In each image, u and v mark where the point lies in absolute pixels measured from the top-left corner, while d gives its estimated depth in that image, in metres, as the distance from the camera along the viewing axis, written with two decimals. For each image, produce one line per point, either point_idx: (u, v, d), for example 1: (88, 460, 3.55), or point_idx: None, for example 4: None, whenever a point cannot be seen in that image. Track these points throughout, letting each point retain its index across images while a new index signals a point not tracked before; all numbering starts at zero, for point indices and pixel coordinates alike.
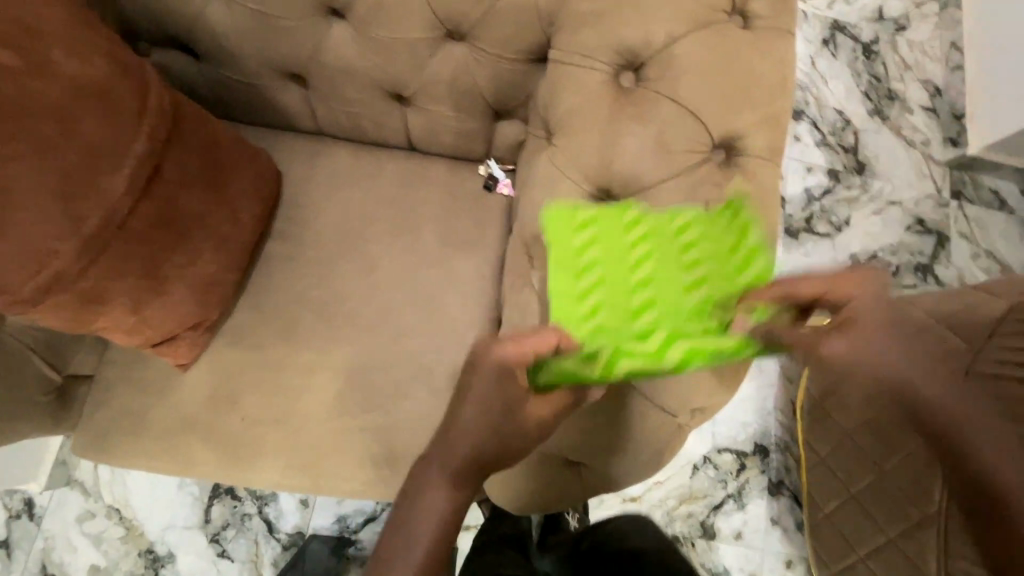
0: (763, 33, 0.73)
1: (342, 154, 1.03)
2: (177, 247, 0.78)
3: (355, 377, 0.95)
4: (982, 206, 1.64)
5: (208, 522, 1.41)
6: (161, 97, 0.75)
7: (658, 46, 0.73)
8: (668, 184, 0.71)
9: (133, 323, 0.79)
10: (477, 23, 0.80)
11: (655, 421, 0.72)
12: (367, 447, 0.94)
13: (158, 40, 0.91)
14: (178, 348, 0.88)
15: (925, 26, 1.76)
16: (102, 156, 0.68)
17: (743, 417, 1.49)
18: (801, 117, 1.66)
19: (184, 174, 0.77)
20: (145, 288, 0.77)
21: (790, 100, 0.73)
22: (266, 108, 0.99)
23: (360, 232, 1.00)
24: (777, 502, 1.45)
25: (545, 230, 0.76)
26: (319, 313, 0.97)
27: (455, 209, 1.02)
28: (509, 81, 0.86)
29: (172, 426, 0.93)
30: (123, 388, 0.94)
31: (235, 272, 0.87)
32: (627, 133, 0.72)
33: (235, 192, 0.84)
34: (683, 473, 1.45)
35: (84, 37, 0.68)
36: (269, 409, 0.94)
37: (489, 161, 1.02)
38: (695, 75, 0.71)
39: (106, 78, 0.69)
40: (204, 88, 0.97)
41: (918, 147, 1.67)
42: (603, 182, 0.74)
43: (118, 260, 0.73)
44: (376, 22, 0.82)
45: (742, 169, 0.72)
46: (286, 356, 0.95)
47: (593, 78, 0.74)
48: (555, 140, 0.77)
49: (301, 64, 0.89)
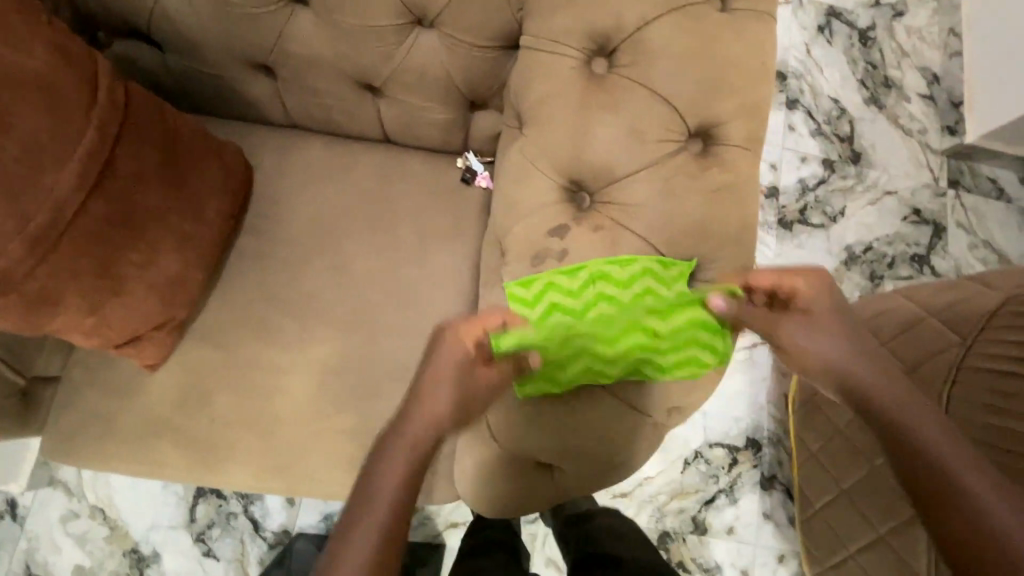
0: (742, 15, 0.70)
1: (316, 146, 1.00)
2: (135, 245, 0.76)
3: (328, 376, 0.92)
4: (981, 195, 1.61)
5: (193, 522, 1.38)
6: (111, 90, 0.72)
7: (631, 29, 0.70)
8: (639, 177, 0.69)
9: (91, 324, 0.77)
10: (444, 9, 0.77)
11: (629, 421, 0.71)
12: (343, 447, 0.91)
13: (118, 31, 0.88)
14: (144, 348, 0.85)
15: (923, 11, 1.72)
16: (44, 152, 0.66)
17: (735, 412, 1.46)
18: (795, 106, 1.62)
19: (139, 169, 0.74)
20: (99, 288, 0.75)
21: (769, 87, 0.70)
22: (234, 99, 0.96)
23: (334, 227, 0.97)
24: (769, 496, 1.43)
25: (517, 225, 0.74)
26: (292, 311, 0.94)
27: (432, 203, 0.99)
28: (481, 69, 0.83)
29: (142, 429, 0.90)
30: (92, 389, 0.91)
31: (204, 271, 0.85)
32: (598, 123, 0.70)
33: (196, 188, 0.81)
34: (674, 469, 1.43)
35: (24, 28, 0.65)
36: (240, 410, 0.91)
37: (467, 152, 0.99)
38: (670, 62, 0.68)
39: (47, 70, 0.66)
40: (170, 81, 0.94)
41: (915, 136, 1.64)
42: (575, 174, 0.71)
43: (68, 259, 0.70)
44: (340, 9, 0.79)
45: (719, 159, 0.69)
46: (258, 355, 0.93)
47: (564, 65, 0.71)
48: (526, 130, 0.74)
49: (267, 54, 0.86)
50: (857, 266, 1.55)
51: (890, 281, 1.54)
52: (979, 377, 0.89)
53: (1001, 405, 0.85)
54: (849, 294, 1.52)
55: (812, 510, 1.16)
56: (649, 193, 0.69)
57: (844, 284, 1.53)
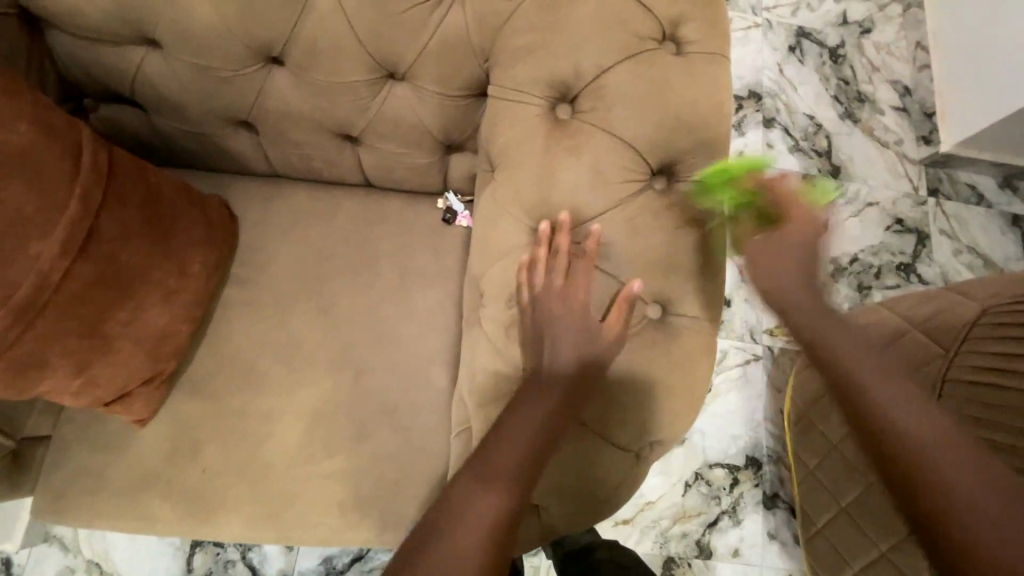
0: (695, 58, 0.73)
1: (298, 193, 1.02)
2: (122, 303, 0.78)
3: (317, 421, 0.93)
4: (960, 201, 1.64)
5: (190, 572, 1.36)
6: (95, 157, 0.75)
7: (589, 78, 0.73)
8: (605, 218, 0.71)
9: (78, 384, 0.78)
10: (413, 63, 0.80)
11: (609, 457, 0.73)
12: (333, 492, 0.91)
13: (104, 96, 0.91)
14: (133, 405, 0.87)
15: (890, 28, 1.77)
16: (28, 223, 0.69)
17: (733, 430, 1.46)
18: (773, 124, 1.67)
19: (123, 230, 0.77)
20: (87, 349, 0.77)
21: (727, 125, 0.73)
22: (217, 154, 0.99)
23: (319, 274, 0.99)
24: (773, 515, 1.42)
25: (491, 267, 0.76)
26: (278, 359, 0.95)
27: (414, 244, 1.01)
28: (453, 116, 0.86)
29: (133, 482, 0.91)
30: (82, 447, 0.92)
31: (189, 323, 0.87)
32: (564, 167, 0.72)
33: (183, 243, 0.84)
34: (675, 492, 1.41)
35: (9, 105, 0.69)
36: (230, 460, 0.91)
37: (448, 194, 1.02)
38: (627, 108, 0.71)
39: (34, 145, 0.69)
40: (155, 138, 0.97)
41: (891, 147, 1.67)
42: (545, 216, 0.73)
43: (57, 322, 0.73)
44: (313, 67, 0.82)
45: (682, 196, 0.73)
46: (246, 404, 0.93)
47: (528, 113, 0.74)
48: (497, 175, 0.76)
49: (248, 112, 0.89)
50: (844, 278, 1.57)
51: (878, 292, 1.56)
52: (964, 388, 0.88)
53: (1008, 421, 0.83)
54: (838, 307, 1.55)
55: (813, 529, 1.13)
56: (618, 232, 0.71)
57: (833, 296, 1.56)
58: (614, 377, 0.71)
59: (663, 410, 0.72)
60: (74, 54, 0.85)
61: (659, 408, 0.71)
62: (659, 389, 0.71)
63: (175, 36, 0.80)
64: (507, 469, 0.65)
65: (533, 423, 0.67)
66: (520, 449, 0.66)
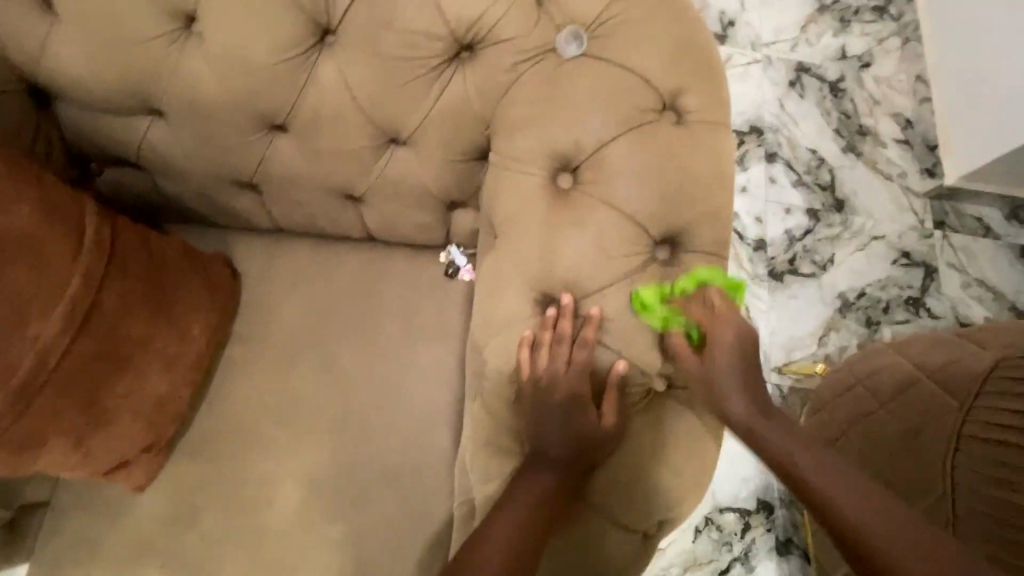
0: (696, 128, 0.73)
1: (302, 249, 1.02)
2: (122, 373, 0.78)
3: (317, 486, 0.91)
4: (967, 234, 1.62)
5: None
6: (97, 231, 0.76)
7: (590, 150, 0.73)
8: (609, 290, 0.71)
9: (76, 457, 0.78)
10: (415, 130, 0.81)
11: (617, 533, 0.71)
12: (332, 559, 0.89)
13: (107, 159, 0.92)
14: (132, 472, 0.86)
15: (890, 61, 1.75)
16: (29, 303, 0.70)
17: (744, 472, 1.41)
18: (775, 159, 1.67)
19: (124, 301, 0.77)
20: (85, 422, 0.76)
21: (729, 193, 0.73)
22: (219, 213, 0.99)
23: (321, 333, 0.98)
24: (787, 562, 1.37)
25: (492, 336, 0.75)
26: (280, 421, 0.94)
27: (417, 300, 0.99)
28: (454, 179, 0.86)
29: (131, 550, 0.89)
30: (82, 514, 0.91)
31: (190, 388, 0.86)
32: (566, 240, 0.72)
33: (184, 309, 0.84)
34: (685, 538, 1.37)
35: (12, 188, 0.70)
36: (229, 527, 0.90)
37: (450, 247, 0.99)
38: (627, 179, 0.71)
39: (33, 226, 0.71)
40: (158, 197, 0.97)
41: (895, 180, 1.66)
42: (547, 286, 0.72)
43: (56, 398, 0.73)
44: (315, 135, 0.83)
45: (685, 268, 0.72)
46: (247, 468, 0.92)
47: (529, 183, 0.74)
48: (498, 244, 0.76)
49: (250, 176, 0.90)
50: (852, 313, 1.56)
51: (886, 327, 1.55)
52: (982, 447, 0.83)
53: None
54: (847, 343, 1.53)
55: None
56: (622, 304, 0.70)
57: (841, 332, 1.54)
58: (618, 451, 0.70)
59: (667, 484, 0.70)
60: (82, 123, 0.87)
61: (663, 481, 0.70)
62: (662, 464, 0.70)
63: (181, 107, 0.81)
64: (506, 552, 0.65)
65: (532, 501, 0.67)
66: (519, 530, 0.66)
